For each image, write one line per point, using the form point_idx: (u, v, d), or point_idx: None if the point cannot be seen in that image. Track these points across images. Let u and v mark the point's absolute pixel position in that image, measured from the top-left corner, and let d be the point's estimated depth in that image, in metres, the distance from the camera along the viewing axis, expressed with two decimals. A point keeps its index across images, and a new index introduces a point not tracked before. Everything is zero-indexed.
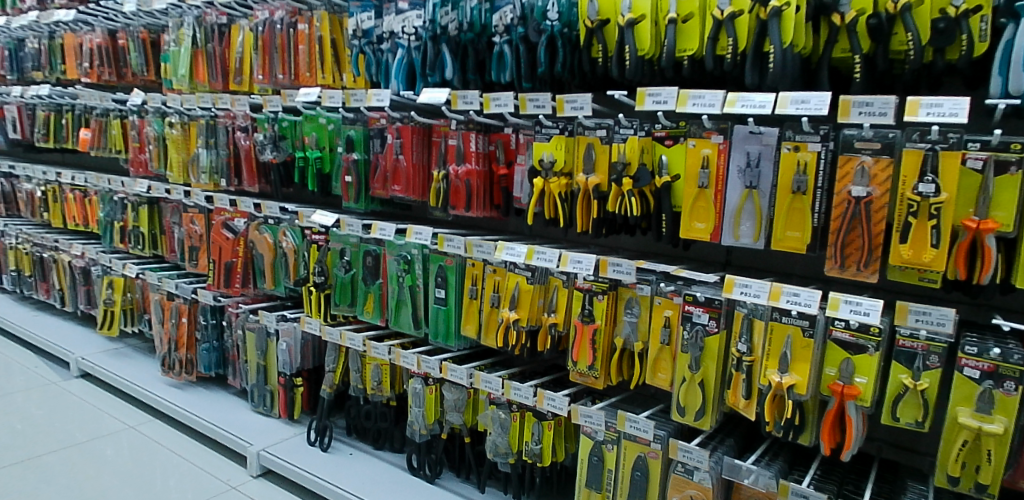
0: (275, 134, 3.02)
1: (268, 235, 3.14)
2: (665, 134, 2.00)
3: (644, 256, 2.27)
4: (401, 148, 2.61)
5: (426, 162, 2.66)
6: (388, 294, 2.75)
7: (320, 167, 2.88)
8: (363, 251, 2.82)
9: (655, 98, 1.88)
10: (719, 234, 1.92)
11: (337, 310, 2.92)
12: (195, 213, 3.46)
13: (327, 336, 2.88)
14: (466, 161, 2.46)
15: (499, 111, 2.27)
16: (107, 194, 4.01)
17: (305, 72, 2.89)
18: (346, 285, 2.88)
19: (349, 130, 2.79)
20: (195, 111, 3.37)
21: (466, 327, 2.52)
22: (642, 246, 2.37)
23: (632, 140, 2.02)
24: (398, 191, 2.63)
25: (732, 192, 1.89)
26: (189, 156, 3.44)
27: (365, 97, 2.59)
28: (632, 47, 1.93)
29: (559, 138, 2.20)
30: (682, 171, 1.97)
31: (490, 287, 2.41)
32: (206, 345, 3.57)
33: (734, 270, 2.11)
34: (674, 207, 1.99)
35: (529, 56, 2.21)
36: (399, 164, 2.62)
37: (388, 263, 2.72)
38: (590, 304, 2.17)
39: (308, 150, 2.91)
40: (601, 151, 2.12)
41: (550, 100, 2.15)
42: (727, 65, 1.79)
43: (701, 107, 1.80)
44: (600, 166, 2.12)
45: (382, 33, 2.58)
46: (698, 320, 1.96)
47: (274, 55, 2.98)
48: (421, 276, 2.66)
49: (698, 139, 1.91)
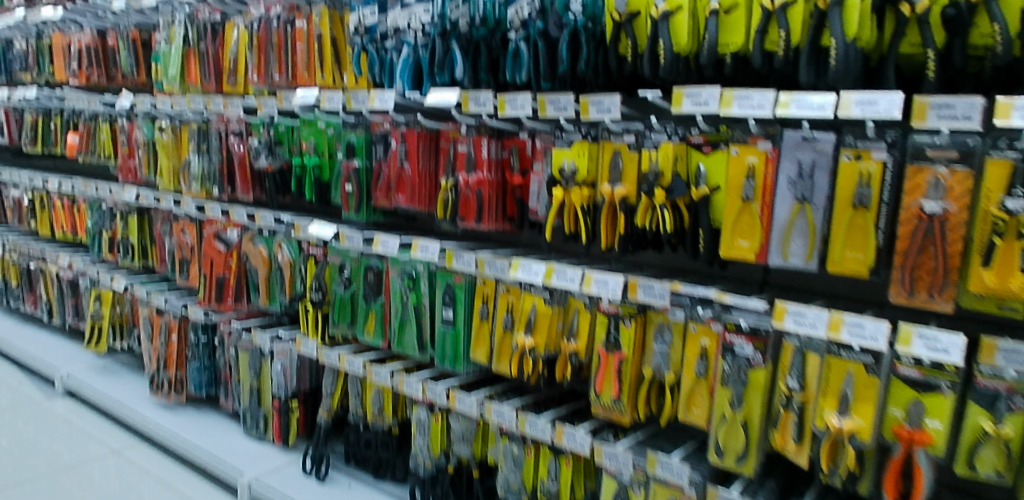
0: (271, 139, 2.82)
1: (262, 248, 2.92)
2: (704, 140, 1.77)
3: (674, 275, 2.05)
4: (406, 156, 2.39)
5: (433, 170, 2.43)
6: (391, 314, 2.53)
7: (319, 175, 2.67)
8: (364, 266, 2.59)
9: (694, 100, 1.66)
10: (766, 253, 1.69)
11: (334, 329, 2.69)
12: (187, 223, 3.26)
13: (325, 359, 2.68)
14: (478, 169, 2.24)
15: (515, 114, 2.06)
16: (96, 202, 3.81)
17: (303, 72, 2.70)
18: (345, 304, 2.65)
19: (350, 135, 2.57)
20: (187, 115, 3.17)
21: (476, 352, 2.29)
22: (671, 264, 2.14)
23: (665, 146, 1.79)
24: (403, 201, 2.41)
25: (781, 207, 1.66)
26: (180, 162, 3.24)
27: (366, 99, 2.38)
28: (667, 42, 1.71)
29: (581, 143, 1.98)
30: (723, 182, 1.75)
31: (503, 308, 2.20)
32: (197, 364, 3.37)
33: (777, 294, 1.88)
34: (713, 222, 1.76)
35: (548, 54, 1.98)
36: (403, 172, 2.40)
37: (391, 279, 2.51)
38: (615, 330, 1.95)
39: (306, 156, 2.70)
40: (629, 159, 1.90)
41: (572, 102, 1.93)
42: (779, 62, 1.56)
43: (748, 110, 1.57)
44: (628, 176, 1.90)
45: (386, 30, 2.36)
46: (741, 352, 1.74)
47: (270, 54, 2.79)
48: (427, 294, 2.45)
49: (742, 146, 1.68)
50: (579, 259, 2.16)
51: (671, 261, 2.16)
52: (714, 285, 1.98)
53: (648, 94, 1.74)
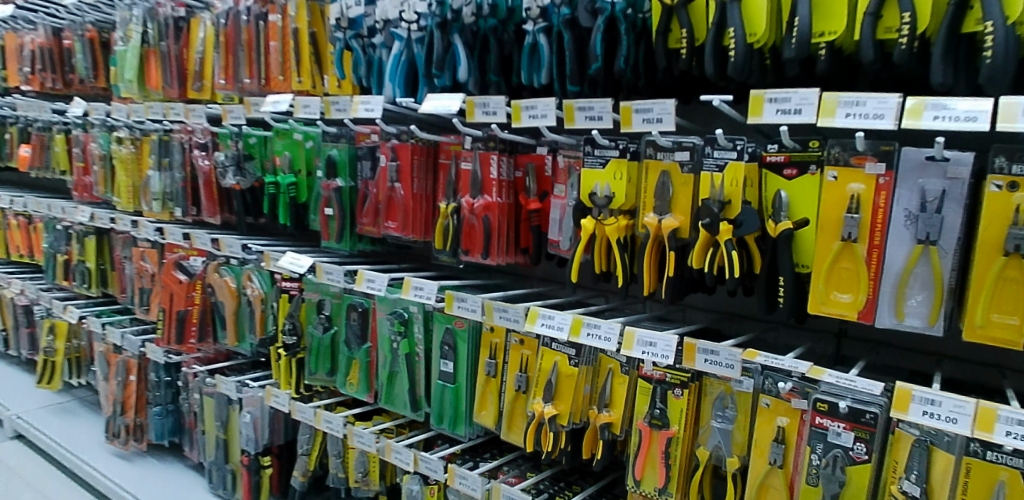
0: (240, 153, 2.39)
1: (229, 279, 2.48)
2: (785, 159, 1.34)
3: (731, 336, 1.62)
4: (397, 175, 1.96)
5: (430, 192, 2.01)
6: (378, 363, 2.09)
7: (294, 194, 2.24)
8: (347, 304, 2.15)
9: (779, 105, 1.23)
10: (873, 312, 1.26)
11: (311, 380, 2.25)
12: (146, 249, 2.82)
13: (298, 414, 2.22)
14: (485, 191, 1.82)
15: (533, 125, 1.57)
16: (50, 222, 3.37)
17: (278, 75, 2.28)
18: (323, 349, 2.20)
19: (331, 149, 2.11)
20: (147, 124, 2.74)
21: (481, 415, 1.86)
22: (724, 313, 1.73)
23: (733, 167, 1.37)
24: (393, 230, 1.97)
25: (895, 249, 1.23)
26: (140, 178, 2.80)
27: (349, 106, 1.91)
28: (739, 30, 1.31)
29: (618, 162, 1.55)
30: (811, 215, 1.32)
31: (516, 365, 1.77)
32: (158, 409, 2.90)
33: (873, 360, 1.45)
34: (798, 267, 1.34)
35: (577, 50, 1.57)
36: (393, 194, 1.96)
37: (378, 322, 2.06)
38: (662, 401, 1.51)
39: (280, 173, 2.27)
40: (682, 183, 1.48)
41: (610, 110, 1.45)
42: (902, 55, 1.15)
43: (858, 121, 1.16)
44: (679, 204, 1.48)
45: (374, 23, 1.93)
46: (837, 442, 1.29)
47: (238, 54, 2.38)
48: (421, 343, 1.99)
49: (842, 169, 1.26)
50: (610, 306, 1.74)
51: (723, 308, 1.74)
52: (784, 345, 1.56)
53: (714, 100, 1.32)
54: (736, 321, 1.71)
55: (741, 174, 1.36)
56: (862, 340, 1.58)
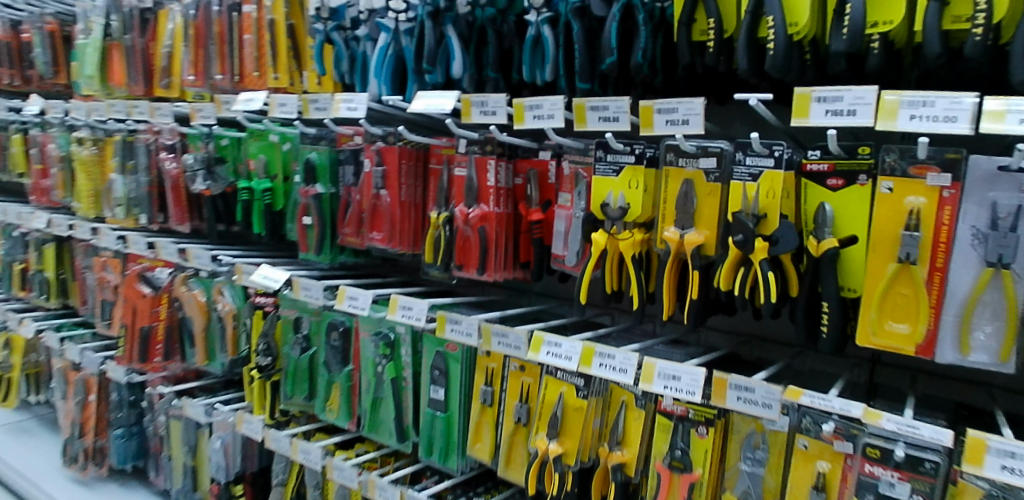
0: (210, 155, 2.20)
1: (199, 292, 2.26)
2: (830, 168, 1.17)
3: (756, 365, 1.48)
4: (383, 181, 1.77)
5: (419, 199, 1.81)
6: (361, 388, 1.90)
7: (270, 201, 2.04)
8: (328, 322, 1.95)
9: (828, 106, 1.06)
10: (933, 345, 1.09)
11: (287, 404, 2.05)
12: (109, 258, 2.60)
13: (273, 443, 2.02)
14: (481, 200, 1.65)
15: (536, 126, 1.38)
16: (5, 228, 3.13)
17: (252, 72, 2.09)
18: (301, 371, 2.01)
19: (309, 151, 1.91)
20: (110, 124, 2.53)
21: (475, 448, 1.67)
22: (746, 335, 1.61)
23: (769, 176, 1.20)
24: (379, 241, 1.78)
25: (960, 273, 1.07)
26: (102, 182, 2.58)
27: (328, 105, 1.69)
28: (780, 19, 1.13)
29: (632, 170, 1.38)
30: (859, 232, 1.15)
31: (514, 394, 1.59)
32: (121, 431, 2.67)
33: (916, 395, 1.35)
34: (843, 291, 1.17)
35: (588, 42, 1.39)
36: (379, 202, 1.77)
37: (362, 344, 1.87)
38: (683, 441, 1.33)
39: (254, 178, 2.07)
40: (706, 194, 1.31)
41: (627, 109, 1.27)
42: (976, 47, 0.98)
43: (925, 123, 0.99)
44: (703, 217, 1.31)
45: (358, 13, 1.73)
46: (890, 494, 1.12)
47: (209, 48, 2.18)
48: (409, 366, 1.80)
49: (899, 180, 1.10)
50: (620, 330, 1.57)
51: (743, 330, 1.63)
52: (819, 379, 1.39)
53: (751, 100, 1.14)
54: (758, 344, 1.60)
55: (780, 182, 1.19)
56: (897, 367, 1.49)
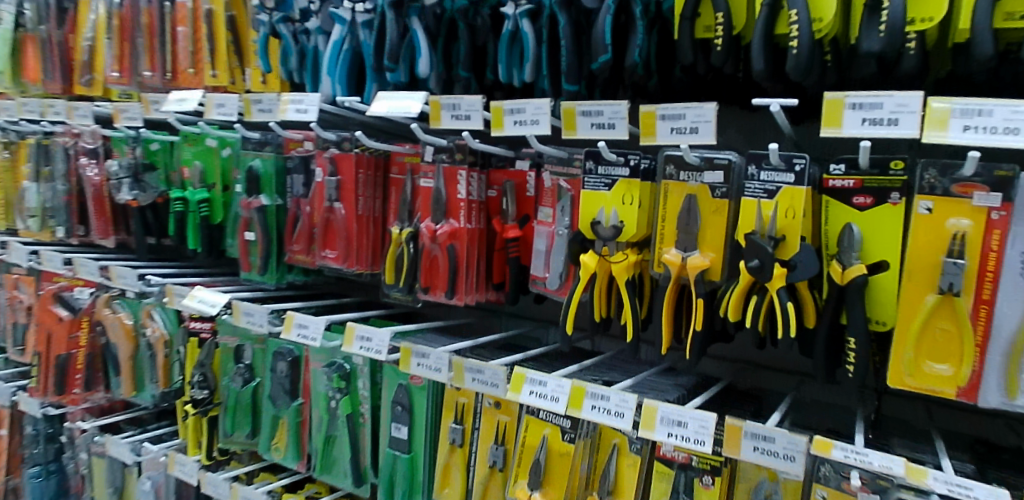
0: (138, 162, 1.95)
1: (124, 315, 2.01)
2: (857, 184, 1.04)
3: (757, 402, 1.36)
4: (336, 192, 1.55)
5: (378, 212, 1.61)
6: (311, 425, 1.68)
7: (206, 213, 1.80)
8: (273, 350, 1.73)
9: (865, 113, 0.92)
10: (977, 387, 0.97)
11: (226, 442, 1.80)
12: (22, 276, 2.31)
13: (209, 488, 1.79)
14: (450, 215, 1.46)
15: (516, 133, 1.21)
16: None
17: (187, 68, 1.86)
18: (242, 405, 1.77)
19: (252, 159, 1.68)
20: (23, 126, 2.24)
21: (442, 494, 1.46)
22: (742, 362, 1.49)
23: (787, 192, 1.05)
24: (332, 261, 1.58)
25: (1009, 306, 0.94)
26: (12, 191, 2.29)
27: (274, 106, 1.48)
28: (804, 14, 0.99)
29: (625, 183, 1.22)
30: (890, 257, 1.02)
31: (489, 435, 1.41)
32: (35, 471, 2.36)
33: (933, 431, 1.25)
34: (872, 324, 1.03)
35: (576, 38, 1.22)
36: (332, 216, 1.56)
37: (313, 375, 1.65)
38: (687, 492, 1.18)
39: (189, 187, 1.83)
40: (711, 211, 1.15)
41: (624, 115, 1.10)
42: None
43: (980, 136, 0.86)
44: (708, 238, 1.16)
45: (309, 3, 1.54)
46: None
47: (136, 41, 1.93)
48: (367, 400, 1.59)
49: (940, 199, 0.97)
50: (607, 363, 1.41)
51: (739, 356, 1.50)
52: (832, 423, 1.26)
53: (773, 105, 0.98)
54: (753, 373, 1.49)
55: (802, 199, 1.04)
56: (905, 396, 1.39)
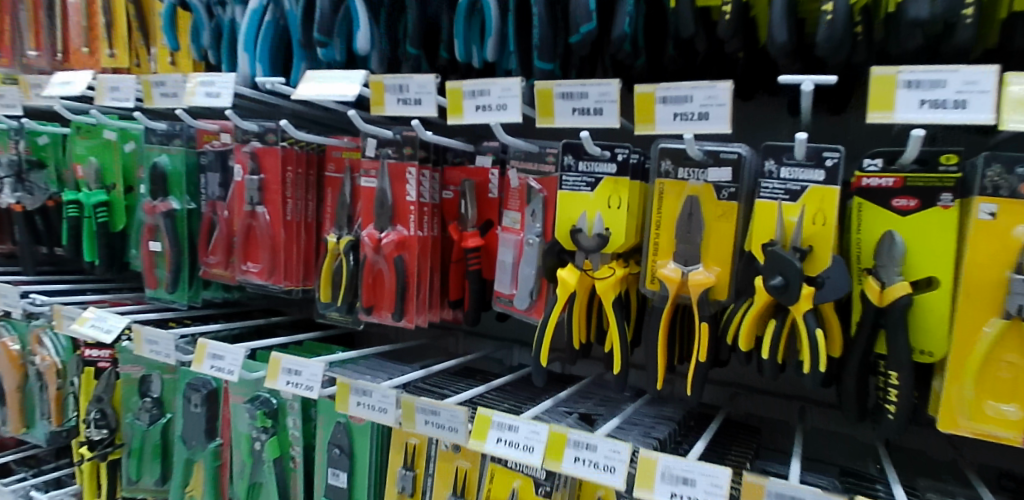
0: (22, 158, 1.64)
1: (10, 339, 1.69)
2: (897, 183, 0.85)
3: (758, 437, 1.17)
4: (260, 194, 1.29)
5: (312, 217, 1.35)
6: (233, 471, 1.41)
7: (104, 218, 1.52)
8: (186, 381, 1.45)
9: (924, 93, 0.73)
10: None
11: (131, 490, 1.52)
12: None
13: None
14: (398, 221, 1.22)
15: (477, 121, 0.97)
16: None
17: (80, 47, 1.57)
18: (150, 446, 1.48)
19: (157, 154, 1.39)
20: None
21: None
22: (734, 387, 1.30)
23: (815, 193, 0.86)
24: (255, 276, 1.32)
25: None
26: None
27: (179, 90, 1.21)
28: None
29: (611, 182, 1.01)
30: (940, 273, 0.83)
31: (446, 485, 1.17)
32: None
33: (964, 468, 1.08)
34: (918, 354, 0.85)
35: (552, 6, 1.01)
36: (254, 223, 1.30)
37: (233, 412, 1.39)
38: None
39: (82, 188, 1.54)
40: (718, 217, 0.95)
41: (614, 98, 0.88)
42: None
43: None
44: (713, 249, 0.96)
45: None
46: None
47: (17, 15, 1.61)
48: (299, 441, 1.33)
49: (1005, 202, 0.79)
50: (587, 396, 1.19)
51: (731, 379, 1.31)
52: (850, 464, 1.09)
53: (805, 83, 0.78)
54: (746, 399, 1.29)
55: (835, 203, 0.85)
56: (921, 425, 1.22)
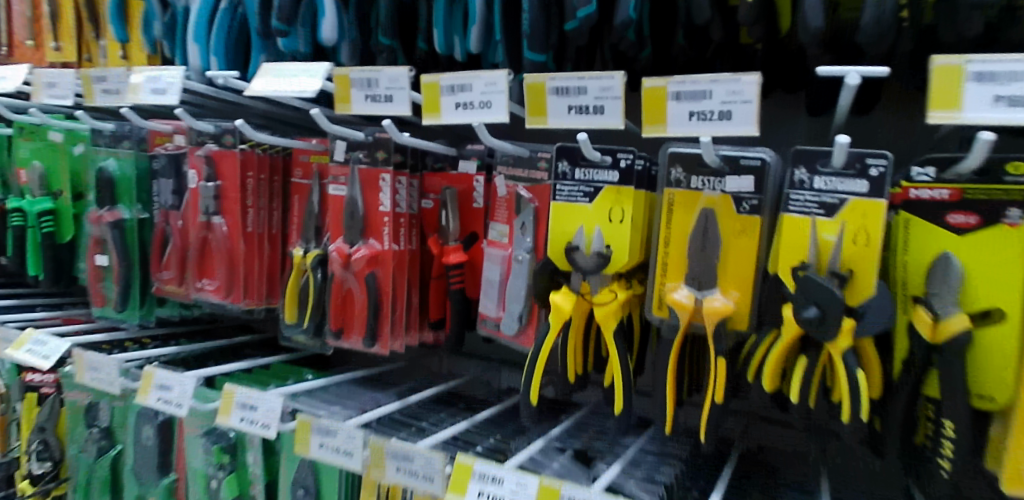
0: None
1: None
2: (953, 196, 0.73)
3: (777, 477, 1.04)
4: (216, 203, 1.15)
5: (277, 228, 1.21)
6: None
7: (49, 227, 1.38)
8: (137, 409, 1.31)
9: (998, 88, 0.60)
10: None
11: None
12: None
13: None
14: (370, 233, 1.08)
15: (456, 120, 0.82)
16: None
17: (24, 39, 1.43)
18: (97, 481, 1.33)
19: (104, 159, 1.25)
20: None
21: None
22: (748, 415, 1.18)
23: (857, 207, 0.72)
24: (211, 294, 1.18)
25: None
26: None
27: (122, 86, 1.07)
28: None
29: (613, 191, 0.87)
30: (1006, 303, 0.70)
31: None
32: None
33: None
34: (976, 399, 0.71)
35: None
36: (210, 235, 1.16)
37: (188, 445, 1.24)
38: None
39: (25, 194, 1.39)
40: (738, 233, 0.82)
41: (619, 94, 0.74)
42: None
43: None
44: (731, 271, 0.82)
45: None
46: None
47: None
48: (260, 479, 1.17)
49: None
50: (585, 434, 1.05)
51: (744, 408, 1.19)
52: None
53: (850, 75, 0.64)
54: (761, 428, 1.18)
55: (881, 220, 0.71)
56: None
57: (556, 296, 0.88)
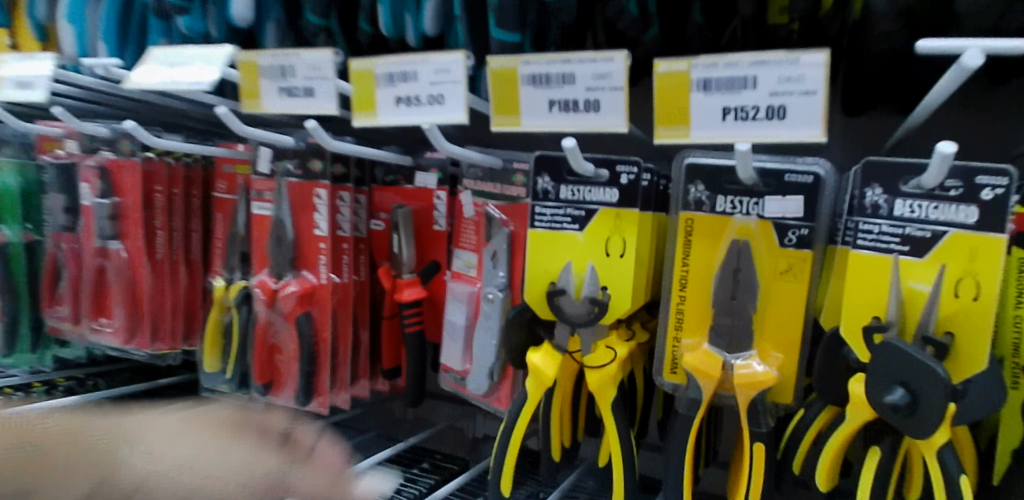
0: None
1: None
2: None
3: None
4: (113, 224, 0.93)
5: (197, 254, 0.98)
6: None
7: None
8: None
9: None
10: None
11: None
12: None
13: None
14: (303, 264, 0.86)
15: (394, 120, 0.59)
16: None
17: None
18: None
19: None
20: None
21: None
22: None
23: (960, 243, 0.51)
24: (110, 335, 0.95)
25: None
26: None
27: None
28: None
29: (611, 214, 0.66)
30: None
31: None
32: None
33: None
34: None
35: None
36: (107, 264, 0.93)
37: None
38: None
39: None
40: (782, 271, 0.60)
41: (623, 84, 0.52)
42: None
43: None
44: (771, 325, 0.61)
45: None
46: None
47: None
48: None
49: None
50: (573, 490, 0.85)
51: None
52: None
53: (972, 50, 0.43)
54: None
55: (997, 264, 0.50)
56: None
57: (537, 355, 0.67)
